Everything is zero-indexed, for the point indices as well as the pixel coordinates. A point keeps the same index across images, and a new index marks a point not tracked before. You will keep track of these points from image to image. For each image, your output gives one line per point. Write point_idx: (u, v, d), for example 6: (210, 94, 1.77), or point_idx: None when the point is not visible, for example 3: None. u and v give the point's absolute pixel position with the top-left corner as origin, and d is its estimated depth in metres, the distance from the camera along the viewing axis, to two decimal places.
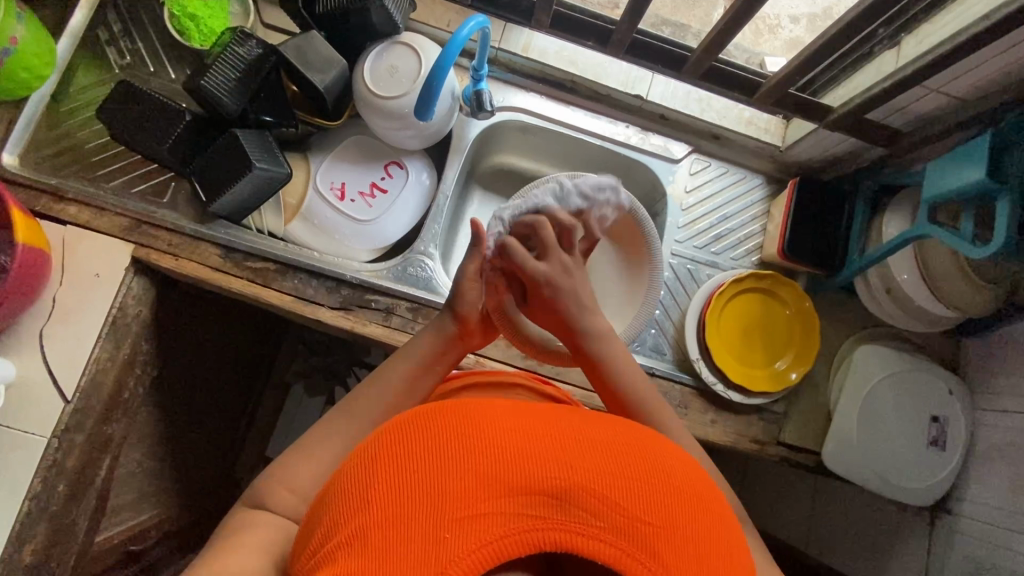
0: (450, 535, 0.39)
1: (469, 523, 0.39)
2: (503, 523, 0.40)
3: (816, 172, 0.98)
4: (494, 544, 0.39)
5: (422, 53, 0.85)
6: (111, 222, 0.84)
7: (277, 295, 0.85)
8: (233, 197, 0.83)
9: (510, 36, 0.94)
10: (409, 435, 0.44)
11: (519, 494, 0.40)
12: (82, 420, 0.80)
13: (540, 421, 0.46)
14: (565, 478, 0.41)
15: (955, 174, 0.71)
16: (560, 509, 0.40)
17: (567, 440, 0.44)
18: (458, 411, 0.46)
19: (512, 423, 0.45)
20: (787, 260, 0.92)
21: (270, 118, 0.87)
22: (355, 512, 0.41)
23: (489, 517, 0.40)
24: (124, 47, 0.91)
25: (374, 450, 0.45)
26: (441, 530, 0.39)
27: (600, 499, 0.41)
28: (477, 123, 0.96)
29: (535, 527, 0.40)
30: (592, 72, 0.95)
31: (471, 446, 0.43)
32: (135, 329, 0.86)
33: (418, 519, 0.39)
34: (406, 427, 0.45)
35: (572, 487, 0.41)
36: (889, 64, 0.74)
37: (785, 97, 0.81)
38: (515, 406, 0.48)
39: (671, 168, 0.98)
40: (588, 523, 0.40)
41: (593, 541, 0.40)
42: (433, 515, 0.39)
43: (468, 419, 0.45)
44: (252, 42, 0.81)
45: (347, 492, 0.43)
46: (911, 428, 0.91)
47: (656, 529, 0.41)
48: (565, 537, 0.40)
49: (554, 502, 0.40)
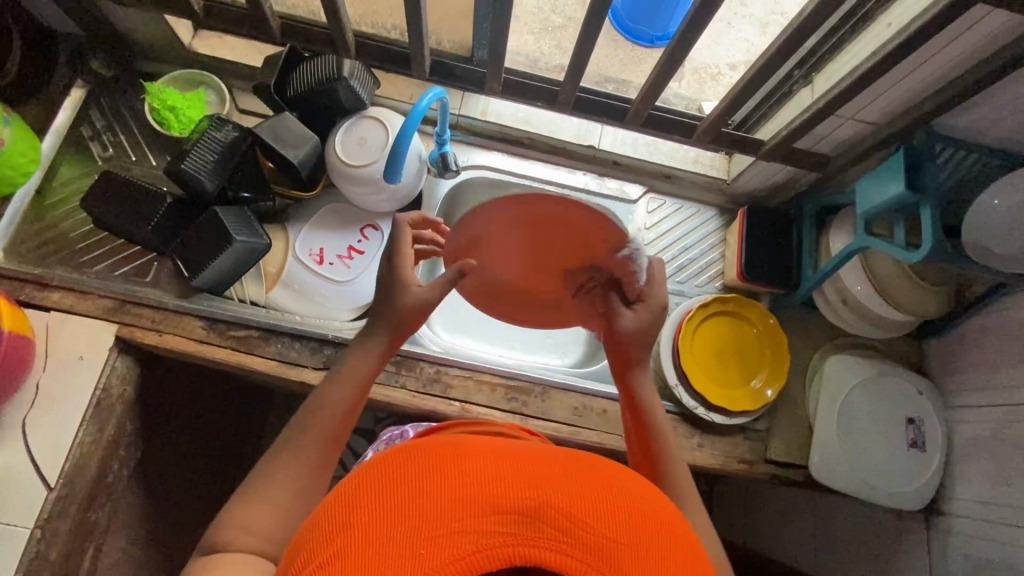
0: (425, 551, 0.39)
1: (444, 540, 0.40)
2: (477, 541, 0.40)
3: (761, 200, 1.06)
4: (467, 560, 0.39)
5: (389, 124, 0.92)
6: (94, 305, 0.86)
7: (261, 361, 0.86)
8: (213, 271, 0.86)
9: (468, 103, 1.02)
10: (389, 465, 0.46)
11: (492, 513, 0.41)
12: (66, 507, 0.79)
13: (517, 454, 0.48)
14: (536, 498, 0.43)
15: (881, 190, 0.78)
16: (531, 524, 0.41)
17: (540, 465, 0.46)
18: (429, 444, 0.48)
19: (489, 453, 0.47)
20: (746, 281, 0.98)
21: (247, 194, 0.92)
22: (335, 535, 0.42)
23: (463, 535, 0.40)
24: (107, 140, 0.96)
25: (356, 479, 0.46)
26: (416, 547, 0.40)
27: (568, 515, 0.42)
28: (444, 182, 1.02)
29: (508, 543, 0.40)
30: (547, 128, 1.03)
31: (450, 471, 0.44)
32: (119, 409, 0.86)
33: (395, 537, 0.40)
34: (387, 458, 0.47)
35: (542, 505, 0.42)
36: (808, 99, 0.82)
37: (721, 135, 0.89)
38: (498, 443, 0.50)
39: (629, 209, 1.05)
40: (557, 539, 0.41)
41: (562, 555, 0.40)
42: (409, 533, 0.40)
43: (451, 449, 0.47)
44: (229, 127, 0.88)
45: (329, 519, 0.44)
46: (891, 432, 0.94)
47: (620, 545, 0.42)
48: (534, 553, 0.40)
49: (524, 519, 0.41)
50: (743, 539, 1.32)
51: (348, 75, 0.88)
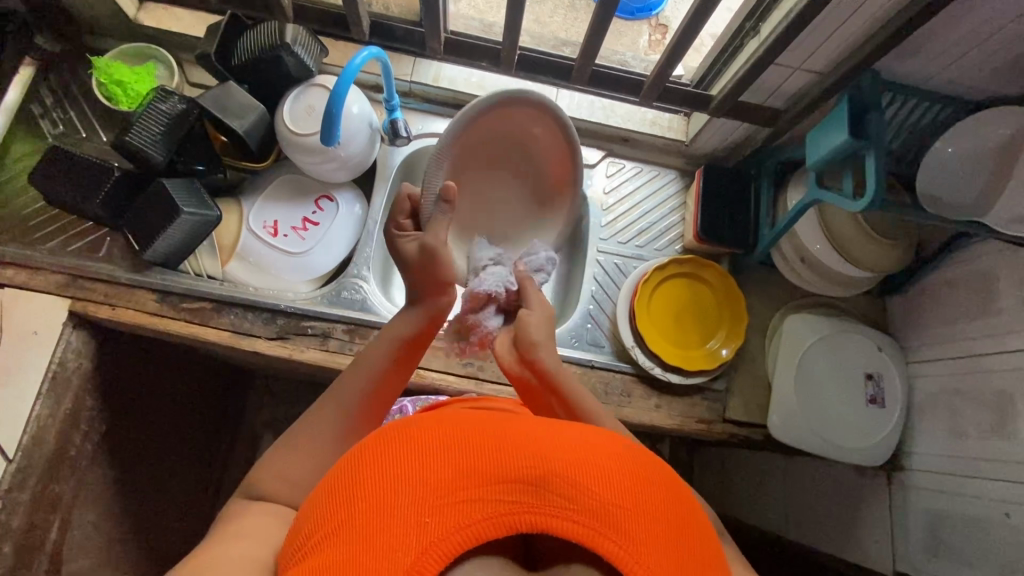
0: (431, 519, 0.41)
1: (450, 509, 0.41)
2: (483, 509, 0.42)
3: (721, 161, 1.05)
4: (474, 527, 0.41)
5: None
6: (47, 280, 0.86)
7: (215, 332, 0.87)
8: (165, 244, 0.87)
9: (420, 69, 1.01)
10: (393, 438, 0.46)
11: (498, 484, 0.43)
12: (25, 479, 0.80)
13: (519, 426, 0.48)
14: (539, 466, 0.44)
15: (826, 141, 0.77)
16: (535, 493, 0.42)
17: (541, 435, 0.47)
18: (438, 420, 0.48)
19: (491, 426, 0.48)
20: (704, 242, 0.97)
21: (201, 167, 0.93)
22: (343, 506, 0.43)
23: (470, 503, 0.42)
24: (57, 117, 0.96)
25: (360, 452, 0.47)
26: (423, 516, 0.41)
27: (573, 483, 0.43)
28: (399, 151, 1.01)
29: (511, 511, 0.42)
30: (502, 93, 1.01)
31: (455, 443, 0.45)
32: (77, 383, 0.87)
33: (401, 505, 0.41)
34: (391, 432, 0.47)
35: (547, 474, 0.43)
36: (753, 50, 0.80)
37: (669, 92, 0.87)
38: (500, 417, 0.50)
39: (588, 173, 1.04)
40: (561, 506, 0.42)
41: (566, 520, 0.42)
42: (415, 503, 0.41)
43: (456, 423, 0.48)
44: (175, 98, 0.87)
45: (335, 492, 0.45)
46: (850, 390, 0.93)
47: (625, 510, 0.43)
48: (540, 519, 0.42)
49: (529, 488, 0.43)
50: (719, 504, 1.33)
51: (291, 42, 0.87)
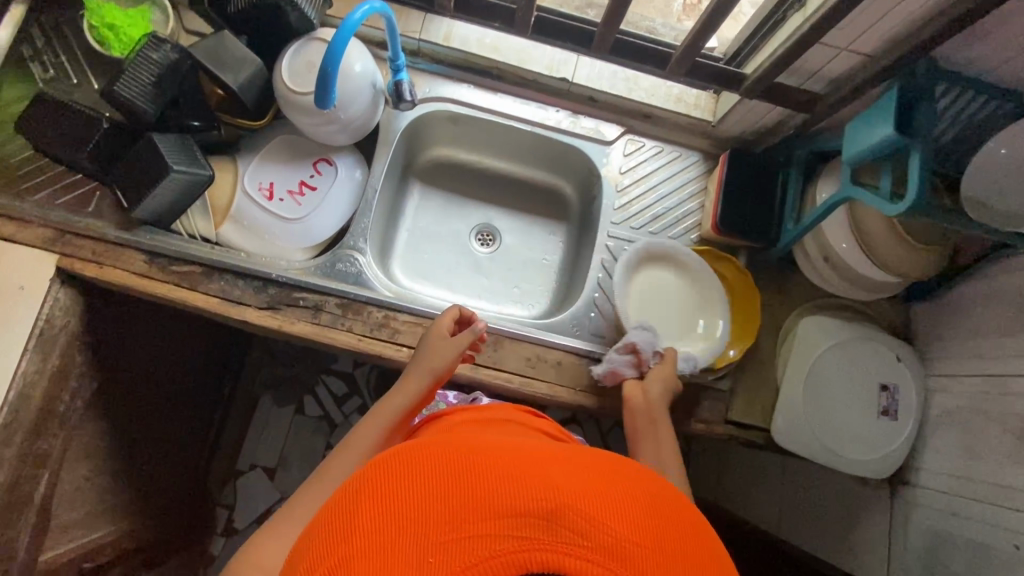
0: (435, 559, 0.37)
1: (455, 546, 0.38)
2: (492, 546, 0.38)
3: (749, 145, 0.97)
4: (482, 567, 0.37)
5: None
6: (35, 234, 0.84)
7: (202, 298, 0.83)
8: (155, 203, 0.83)
9: (431, 27, 0.93)
10: (397, 468, 0.44)
11: (507, 517, 0.39)
12: (11, 435, 0.80)
13: (529, 461, 0.46)
14: (553, 501, 0.40)
15: (869, 133, 0.70)
16: (550, 529, 0.38)
17: (552, 470, 0.45)
18: (446, 451, 0.46)
19: (500, 459, 0.45)
20: (721, 233, 0.91)
21: (196, 123, 0.87)
22: (339, 543, 0.40)
23: (478, 539, 0.38)
24: (48, 61, 0.91)
25: (362, 482, 0.45)
26: (425, 555, 0.37)
27: (591, 521, 0.39)
28: (404, 115, 0.95)
29: (524, 549, 0.38)
30: (517, 58, 0.94)
31: (461, 476, 0.43)
32: (65, 341, 0.85)
33: (402, 544, 0.38)
34: (394, 462, 0.45)
35: (562, 509, 0.40)
36: (796, 25, 0.72)
37: (698, 67, 0.80)
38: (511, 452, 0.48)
39: (605, 151, 0.97)
40: (578, 543, 0.38)
41: (585, 561, 0.37)
42: (419, 540, 0.38)
43: (462, 455, 0.45)
44: (167, 47, 0.82)
45: (334, 522, 0.42)
46: (862, 399, 0.89)
47: (644, 550, 0.39)
48: (555, 559, 0.37)
49: (543, 523, 0.39)
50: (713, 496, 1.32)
51: None
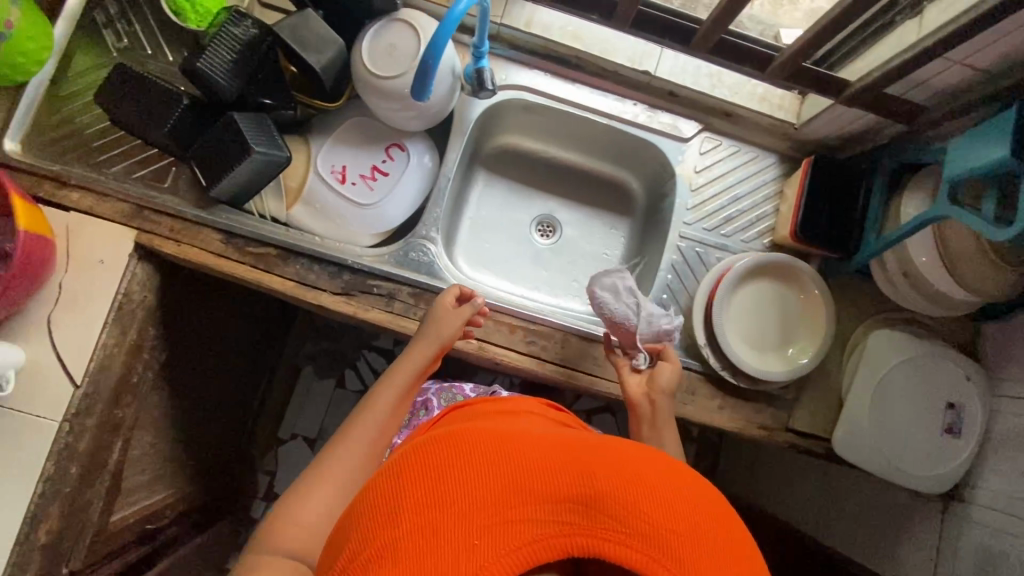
0: (480, 541, 0.41)
1: (499, 529, 0.41)
2: (533, 530, 0.42)
3: (829, 151, 0.95)
4: (526, 548, 0.41)
5: (421, 31, 0.82)
6: (114, 208, 0.84)
7: (278, 280, 0.84)
8: (232, 182, 0.82)
9: (512, 12, 0.90)
10: (434, 454, 0.48)
11: (545, 502, 0.43)
12: (92, 405, 0.82)
13: (559, 449, 0.49)
14: (588, 488, 0.45)
15: (981, 152, 0.67)
16: (587, 514, 0.43)
17: (582, 458, 0.48)
18: (478, 435, 0.50)
19: (532, 446, 0.49)
20: (799, 242, 0.89)
21: (268, 101, 0.86)
22: (387, 525, 0.43)
23: (520, 523, 0.42)
24: (121, 29, 0.89)
25: (401, 466, 0.48)
26: (471, 537, 0.41)
27: (625, 507, 0.44)
28: (479, 102, 0.93)
29: (564, 533, 0.42)
30: (599, 48, 0.91)
31: (499, 463, 0.46)
32: (141, 315, 0.86)
33: (450, 528, 0.41)
34: (433, 449, 0.48)
35: (596, 496, 0.44)
36: (913, 34, 0.69)
37: (800, 72, 0.74)
38: (540, 439, 0.51)
39: (681, 148, 0.95)
40: (614, 529, 0.42)
41: (621, 544, 0.42)
42: (466, 523, 0.41)
43: (494, 441, 0.49)
44: (248, 22, 0.80)
45: (383, 503, 0.45)
46: (924, 416, 0.89)
47: (676, 534, 0.43)
48: (592, 541, 0.42)
49: (580, 508, 0.43)
50: (746, 493, 1.34)
51: None
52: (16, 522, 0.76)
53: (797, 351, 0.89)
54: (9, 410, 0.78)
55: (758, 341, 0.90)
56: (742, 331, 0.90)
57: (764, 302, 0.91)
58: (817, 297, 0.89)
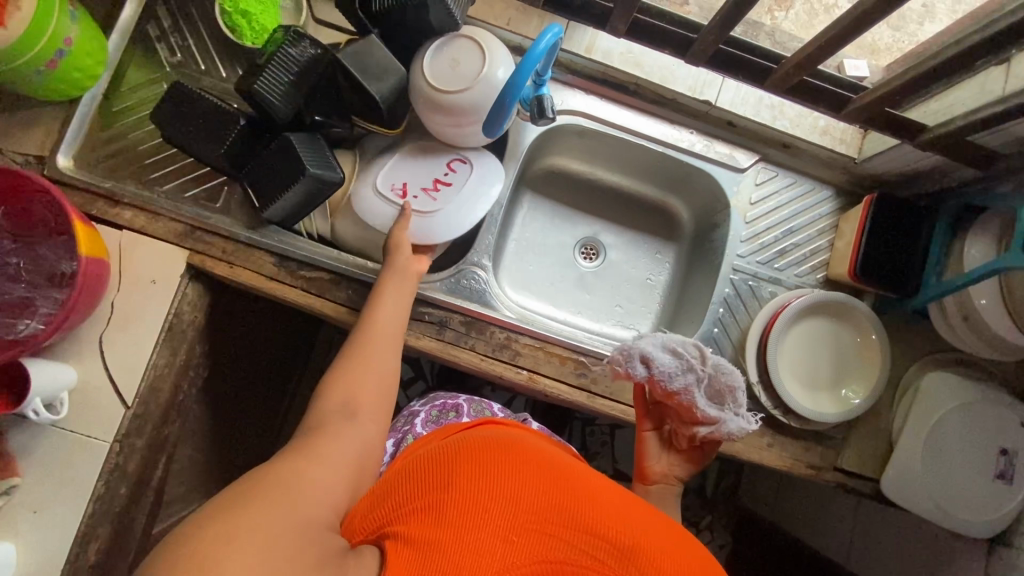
0: (518, 539, 0.46)
1: (536, 536, 0.47)
2: (565, 549, 0.47)
3: (888, 186, 0.93)
4: (554, 564, 0.46)
5: (487, 52, 0.80)
6: (166, 228, 0.83)
7: (330, 305, 0.83)
8: (285, 205, 0.81)
9: (573, 36, 0.89)
10: (490, 453, 0.53)
11: (581, 533, 0.49)
12: (141, 425, 0.81)
13: (595, 487, 0.55)
14: (626, 537, 0.50)
15: None
16: (615, 559, 0.48)
17: (616, 505, 0.54)
18: (530, 452, 0.55)
19: (573, 477, 0.54)
20: (857, 281, 0.87)
21: (319, 119, 0.85)
22: (438, 493, 0.49)
23: (554, 539, 0.47)
24: (175, 43, 0.88)
25: (457, 452, 0.54)
26: (511, 532, 0.47)
27: (650, 563, 0.49)
28: (533, 127, 0.92)
29: (588, 565, 0.47)
30: (659, 75, 0.90)
31: (546, 481, 0.52)
32: (190, 334, 0.86)
33: (494, 516, 0.47)
34: (489, 447, 0.54)
35: (629, 546, 0.49)
36: (1000, 82, 0.67)
37: (878, 115, 0.73)
38: (579, 472, 0.57)
39: (736, 178, 0.93)
40: None
41: None
42: (510, 521, 0.47)
43: (542, 462, 0.54)
44: (306, 42, 0.79)
45: (436, 479, 0.51)
46: (978, 461, 0.87)
47: None
48: None
49: (612, 552, 0.49)
50: (775, 519, 1.32)
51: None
52: (67, 542, 0.76)
53: (852, 393, 0.88)
54: (61, 429, 0.77)
55: (809, 379, 0.89)
56: (795, 369, 0.89)
57: (818, 340, 0.89)
58: (873, 340, 0.87)
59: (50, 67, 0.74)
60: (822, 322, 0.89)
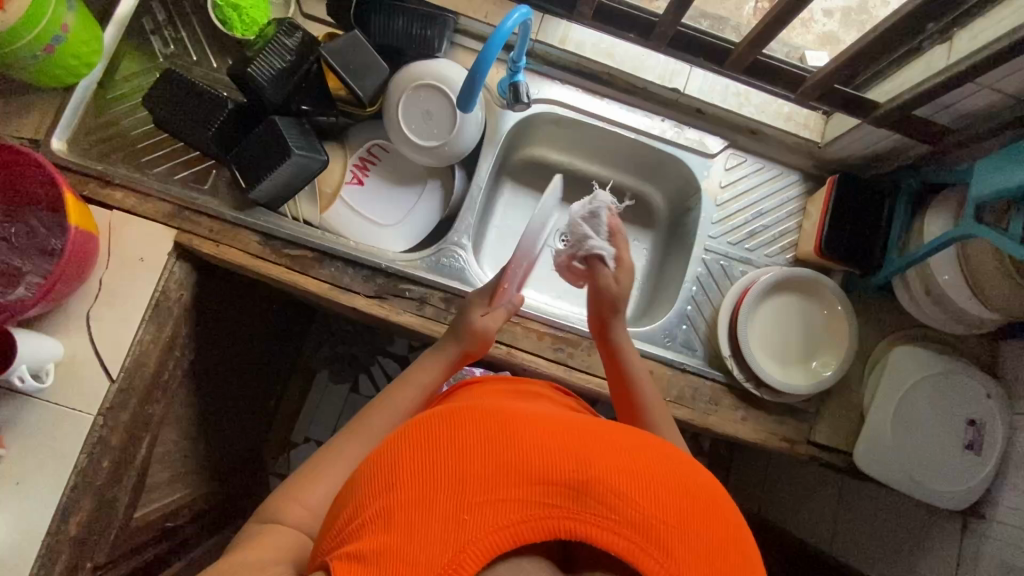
0: (469, 516, 0.41)
1: (488, 507, 0.41)
2: (522, 510, 0.41)
3: (852, 170, 0.97)
4: (512, 529, 0.41)
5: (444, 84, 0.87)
6: (155, 208, 0.86)
7: (313, 282, 0.86)
8: (271, 185, 0.84)
9: (547, 27, 0.93)
10: (428, 427, 0.46)
11: (537, 484, 0.42)
12: (125, 400, 0.83)
13: (555, 423, 0.48)
14: (585, 473, 0.43)
15: (1006, 174, 0.70)
16: (581, 499, 0.42)
17: (580, 437, 0.47)
18: (475, 408, 0.48)
19: (529, 420, 0.48)
20: (823, 257, 0.91)
21: (307, 107, 0.88)
22: (378, 491, 0.43)
23: (509, 503, 0.41)
24: (168, 36, 0.92)
25: (395, 437, 0.47)
26: (461, 512, 0.41)
27: (617, 494, 0.42)
28: (511, 114, 0.95)
29: (554, 516, 0.41)
30: (631, 65, 0.94)
31: (493, 435, 0.45)
32: (176, 312, 0.88)
33: (439, 501, 0.41)
34: (425, 421, 0.47)
35: (591, 480, 0.43)
36: (942, 59, 0.71)
37: (830, 93, 0.78)
38: (535, 413, 0.50)
39: (706, 163, 0.97)
40: (605, 516, 0.41)
41: (613, 535, 0.41)
42: (454, 499, 0.41)
43: (489, 415, 0.47)
44: (299, 33, 0.84)
45: (376, 474, 0.45)
46: (945, 432, 0.89)
47: (668, 524, 0.42)
48: (580, 527, 0.41)
49: (576, 493, 0.42)
50: (761, 509, 1.33)
51: (451, 17, 0.88)
52: (49, 514, 0.76)
53: (821, 364, 0.91)
54: (47, 402, 0.79)
55: (780, 352, 0.92)
56: (766, 343, 0.92)
57: (789, 314, 0.93)
58: (839, 312, 0.90)
59: (46, 52, 0.78)
60: (790, 296, 0.93)
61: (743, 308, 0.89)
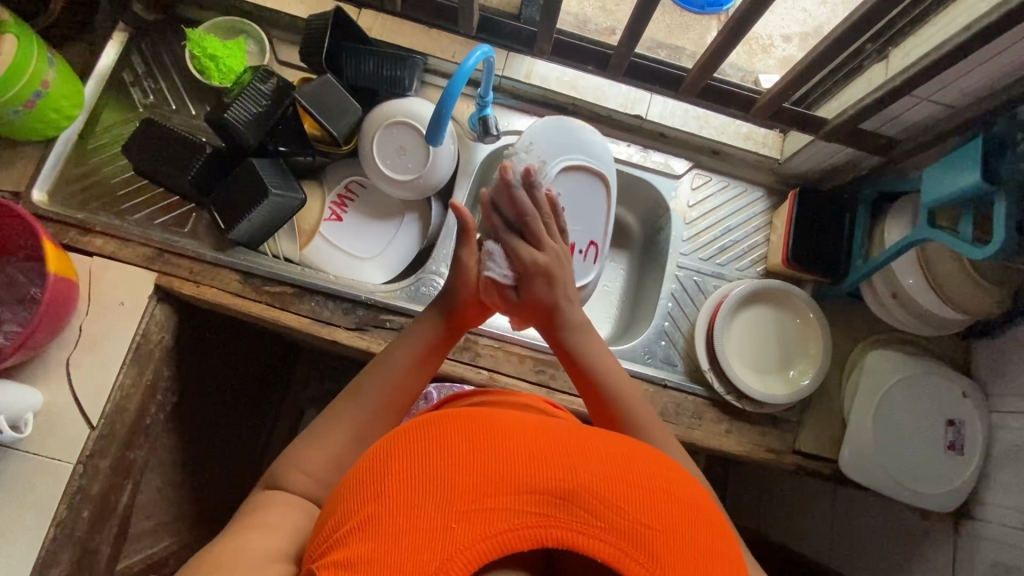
0: (457, 525, 0.39)
1: (475, 516, 0.39)
2: (508, 519, 0.40)
3: (813, 183, 1.01)
4: (498, 539, 0.39)
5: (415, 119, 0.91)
6: (135, 252, 0.87)
7: (295, 318, 0.87)
8: (249, 225, 0.86)
9: (512, 64, 0.98)
10: (417, 435, 0.45)
11: (525, 492, 0.41)
12: (106, 446, 0.82)
13: (544, 430, 0.47)
14: (571, 480, 0.42)
15: (952, 179, 0.73)
16: (567, 507, 0.40)
17: (567, 444, 0.45)
18: (466, 417, 0.47)
19: (520, 428, 0.46)
20: (791, 267, 0.94)
21: (283, 148, 0.91)
22: (367, 500, 0.41)
23: (495, 512, 0.40)
24: (148, 87, 0.95)
25: (384, 447, 0.45)
26: (448, 520, 0.39)
27: (604, 500, 0.41)
28: (483, 146, 0.98)
29: (540, 523, 0.40)
30: (592, 96, 0.98)
31: (483, 443, 0.43)
32: (157, 355, 0.88)
33: (426, 508, 0.39)
34: (414, 429, 0.45)
35: (576, 488, 0.41)
36: (880, 76, 0.76)
37: (781, 111, 0.83)
38: (525, 420, 0.48)
39: (673, 184, 1.01)
40: (589, 523, 0.40)
41: (596, 540, 0.39)
42: (441, 505, 0.40)
43: (482, 423, 0.46)
44: (273, 80, 0.87)
45: (361, 484, 0.43)
46: (927, 433, 0.90)
47: (653, 531, 0.40)
48: (566, 535, 0.40)
49: (561, 500, 0.41)
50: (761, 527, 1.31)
51: (417, 56, 0.91)
52: (27, 569, 0.74)
53: (799, 372, 0.92)
54: (25, 453, 0.78)
55: (758, 364, 0.94)
56: (743, 355, 0.93)
57: (763, 321, 0.95)
58: (811, 319, 0.93)
59: (27, 108, 0.80)
60: (761, 305, 0.95)
61: (718, 314, 0.91)
